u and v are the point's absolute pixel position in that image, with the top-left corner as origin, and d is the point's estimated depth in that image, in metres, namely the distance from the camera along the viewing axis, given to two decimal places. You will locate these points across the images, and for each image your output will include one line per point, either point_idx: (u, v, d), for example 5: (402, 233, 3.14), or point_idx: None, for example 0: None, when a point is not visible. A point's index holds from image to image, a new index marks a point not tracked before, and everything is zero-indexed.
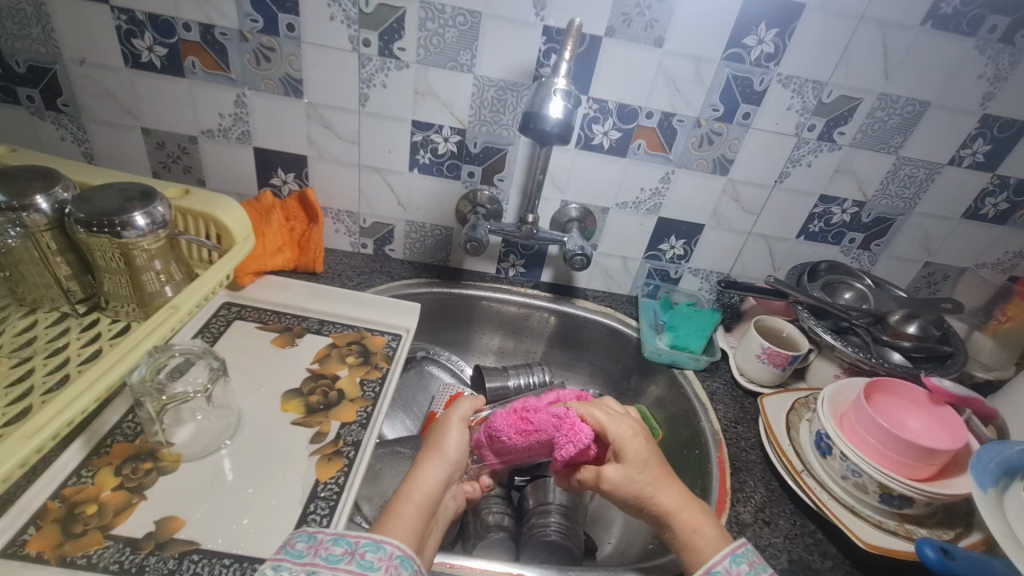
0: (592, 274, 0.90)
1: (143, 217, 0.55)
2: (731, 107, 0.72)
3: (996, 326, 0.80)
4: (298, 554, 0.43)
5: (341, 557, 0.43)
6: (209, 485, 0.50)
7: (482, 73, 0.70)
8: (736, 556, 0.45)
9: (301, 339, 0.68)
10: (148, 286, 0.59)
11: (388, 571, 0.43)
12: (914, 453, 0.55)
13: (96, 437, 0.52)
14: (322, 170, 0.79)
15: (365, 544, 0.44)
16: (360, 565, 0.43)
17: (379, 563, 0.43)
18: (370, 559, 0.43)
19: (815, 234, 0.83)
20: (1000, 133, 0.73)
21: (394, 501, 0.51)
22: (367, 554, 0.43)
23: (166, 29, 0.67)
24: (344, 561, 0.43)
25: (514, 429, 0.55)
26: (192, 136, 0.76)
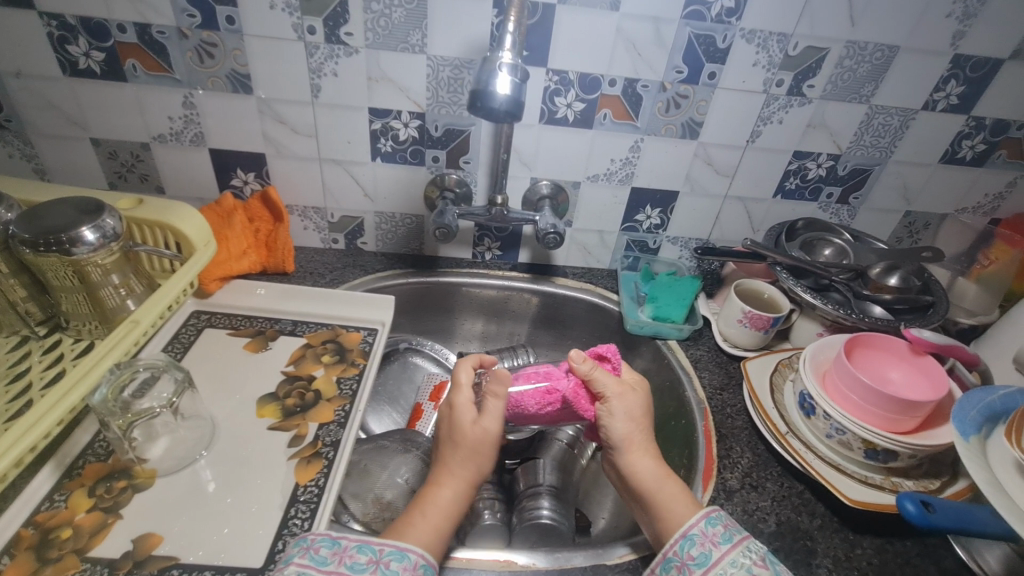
0: (569, 251, 0.88)
1: (92, 231, 0.53)
2: (696, 68, 0.70)
3: (979, 270, 0.79)
4: (322, 561, 0.44)
5: (365, 565, 0.44)
6: (186, 498, 0.50)
7: (434, 53, 0.67)
8: (710, 519, 0.49)
9: (274, 341, 0.67)
10: (108, 301, 0.57)
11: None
12: (896, 406, 0.54)
13: (67, 459, 0.51)
14: (283, 167, 0.76)
15: (391, 553, 0.46)
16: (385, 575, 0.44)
17: (404, 572, 0.45)
18: (395, 568, 0.45)
19: (792, 191, 0.82)
20: (974, 73, 0.71)
21: (416, 508, 0.51)
22: (392, 563, 0.45)
23: (100, 32, 0.64)
24: (369, 570, 0.44)
25: (538, 399, 0.53)
26: (143, 142, 0.73)
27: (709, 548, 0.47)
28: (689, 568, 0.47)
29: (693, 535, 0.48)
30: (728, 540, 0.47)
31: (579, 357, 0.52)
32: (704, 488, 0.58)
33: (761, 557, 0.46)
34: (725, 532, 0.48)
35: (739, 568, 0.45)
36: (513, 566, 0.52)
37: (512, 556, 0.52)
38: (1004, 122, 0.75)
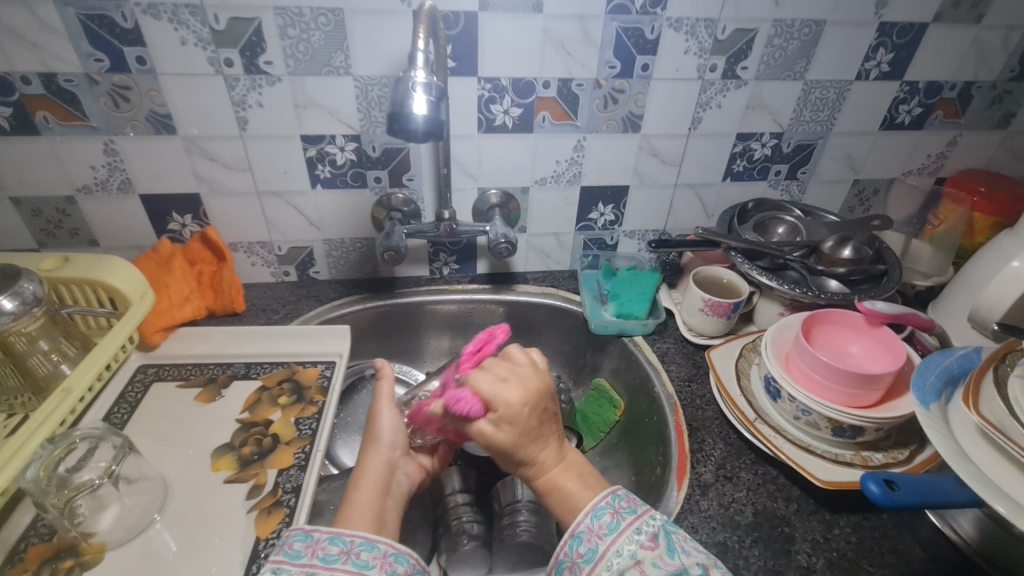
0: (528, 257, 0.87)
1: (10, 298, 0.50)
2: (628, 61, 0.69)
3: (932, 230, 0.81)
4: (296, 554, 0.44)
5: (337, 557, 0.44)
6: (140, 569, 0.47)
7: (360, 73, 0.65)
8: (597, 510, 0.47)
9: (227, 388, 0.64)
10: (38, 370, 0.54)
11: (384, 568, 0.44)
12: (856, 382, 0.54)
13: (6, 545, 0.48)
14: (220, 205, 0.74)
15: (361, 543, 0.45)
16: (356, 565, 0.43)
17: (374, 560, 0.44)
18: (365, 558, 0.44)
19: (740, 173, 0.82)
20: (901, 39, 0.71)
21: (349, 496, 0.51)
22: (363, 553, 0.44)
23: (3, 87, 0.61)
24: (340, 561, 0.43)
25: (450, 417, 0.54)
26: (68, 196, 0.70)
27: (595, 542, 0.45)
28: (579, 566, 0.45)
29: (580, 533, 0.46)
30: (615, 529, 0.46)
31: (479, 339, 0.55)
32: (678, 485, 0.58)
33: (650, 536, 0.45)
34: (613, 520, 0.46)
35: (625, 557, 0.44)
36: None
37: None
38: (936, 84, 0.76)
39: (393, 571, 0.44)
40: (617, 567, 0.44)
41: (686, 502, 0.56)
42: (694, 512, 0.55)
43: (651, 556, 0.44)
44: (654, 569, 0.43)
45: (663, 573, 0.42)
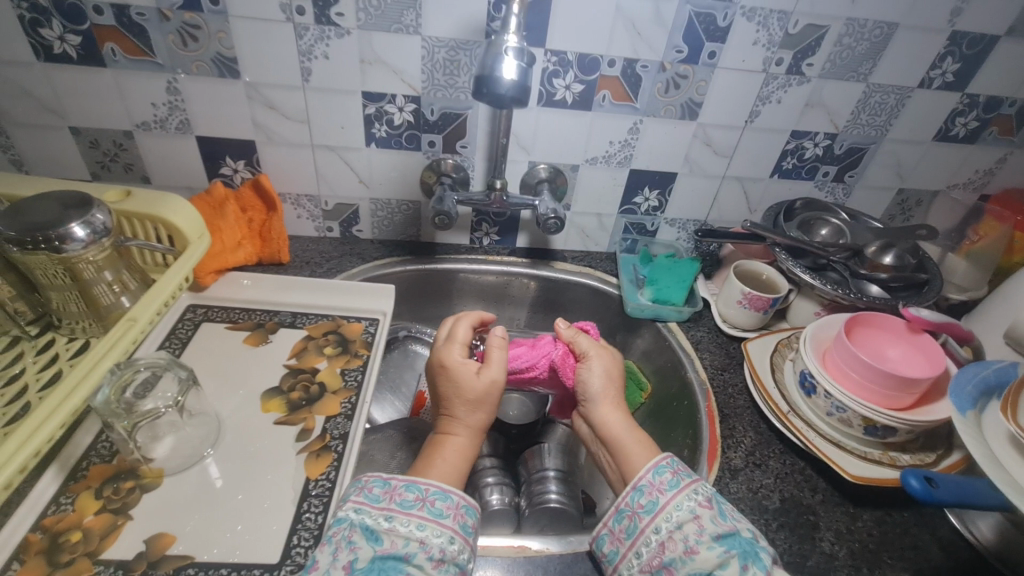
0: (568, 235, 0.88)
1: (83, 226, 0.51)
2: (695, 47, 0.69)
3: (968, 245, 0.80)
4: (376, 498, 0.46)
5: (414, 502, 0.46)
6: (197, 495, 0.49)
7: (430, 34, 0.65)
8: (659, 468, 0.50)
9: (274, 334, 0.66)
10: (102, 299, 0.56)
11: (457, 519, 0.46)
12: (895, 384, 0.55)
13: (70, 461, 0.50)
14: (273, 154, 0.74)
15: (436, 492, 0.47)
16: (431, 512, 0.45)
17: (448, 511, 0.46)
18: (440, 507, 0.46)
19: (789, 171, 0.82)
20: (969, 50, 0.71)
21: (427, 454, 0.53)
22: (437, 502, 0.46)
23: (75, 15, 0.61)
24: (416, 506, 0.46)
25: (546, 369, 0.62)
26: (126, 130, 0.71)
27: (656, 496, 0.49)
28: (640, 515, 0.49)
29: (642, 487, 0.50)
30: (675, 486, 0.49)
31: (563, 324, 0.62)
32: (709, 467, 0.60)
33: (707, 498, 0.48)
34: (673, 478, 0.49)
35: (684, 512, 0.47)
36: (528, 551, 0.52)
37: (526, 541, 0.52)
38: (996, 99, 0.76)
39: (464, 524, 0.46)
40: (677, 520, 0.47)
41: (716, 484, 0.58)
42: (723, 493, 0.57)
43: (709, 514, 0.47)
44: (710, 525, 0.46)
45: (718, 531, 0.45)
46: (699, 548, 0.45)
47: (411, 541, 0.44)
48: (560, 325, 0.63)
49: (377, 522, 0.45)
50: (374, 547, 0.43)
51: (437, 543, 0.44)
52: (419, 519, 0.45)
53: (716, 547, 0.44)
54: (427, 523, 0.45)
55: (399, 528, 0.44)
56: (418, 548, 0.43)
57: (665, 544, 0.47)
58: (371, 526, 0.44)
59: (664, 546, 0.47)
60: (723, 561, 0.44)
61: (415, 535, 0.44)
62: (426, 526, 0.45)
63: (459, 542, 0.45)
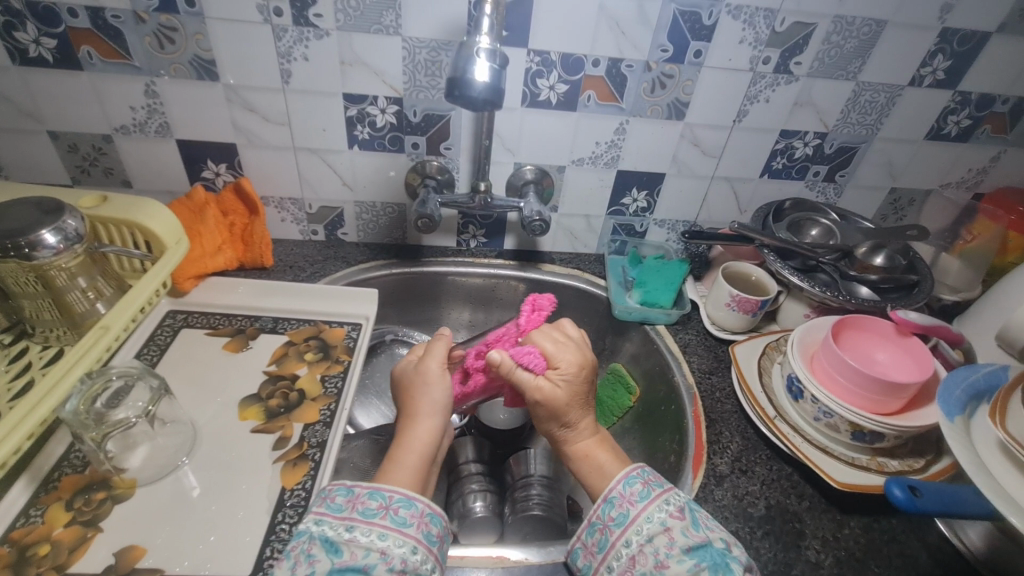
0: (556, 237, 0.87)
1: (54, 233, 0.50)
2: (681, 46, 0.67)
3: (962, 245, 0.79)
4: (337, 508, 0.45)
5: (376, 511, 0.45)
6: (170, 506, 0.48)
7: (410, 34, 0.64)
8: (630, 479, 0.49)
9: (255, 340, 0.65)
10: (76, 306, 0.55)
11: (421, 527, 0.45)
12: (882, 389, 0.54)
13: (41, 472, 0.49)
14: (255, 157, 0.73)
15: (400, 499, 0.46)
16: (394, 521, 0.45)
17: (412, 519, 0.45)
18: (403, 516, 0.45)
19: (779, 171, 0.81)
20: (960, 47, 0.70)
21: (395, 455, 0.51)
22: (400, 510, 0.45)
23: (49, 18, 0.60)
24: (379, 516, 0.45)
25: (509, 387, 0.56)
26: (105, 134, 0.70)
27: (627, 508, 0.48)
28: (610, 529, 0.48)
29: (612, 498, 0.49)
30: (645, 497, 0.48)
31: (510, 325, 0.57)
32: (694, 474, 0.59)
33: (678, 507, 0.47)
34: (644, 490, 0.49)
35: (654, 523, 0.46)
36: (506, 561, 0.51)
37: (505, 552, 0.52)
38: (989, 97, 0.75)
39: (427, 533, 0.45)
40: (647, 533, 0.46)
41: (700, 491, 0.57)
42: (708, 500, 0.56)
43: (679, 525, 0.46)
44: (681, 537, 0.45)
45: (689, 543, 0.45)
46: (669, 562, 0.44)
47: (371, 551, 0.43)
48: (510, 323, 0.58)
49: (338, 533, 0.43)
50: (332, 559, 0.42)
51: (399, 552, 0.43)
52: (381, 529, 0.44)
53: (687, 560, 0.44)
54: (389, 533, 0.44)
55: (360, 539, 0.43)
56: (377, 559, 0.42)
57: (636, 558, 0.46)
58: (331, 537, 0.43)
59: (633, 560, 0.46)
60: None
61: (376, 545, 0.43)
62: (388, 535, 0.44)
63: (421, 551, 0.44)
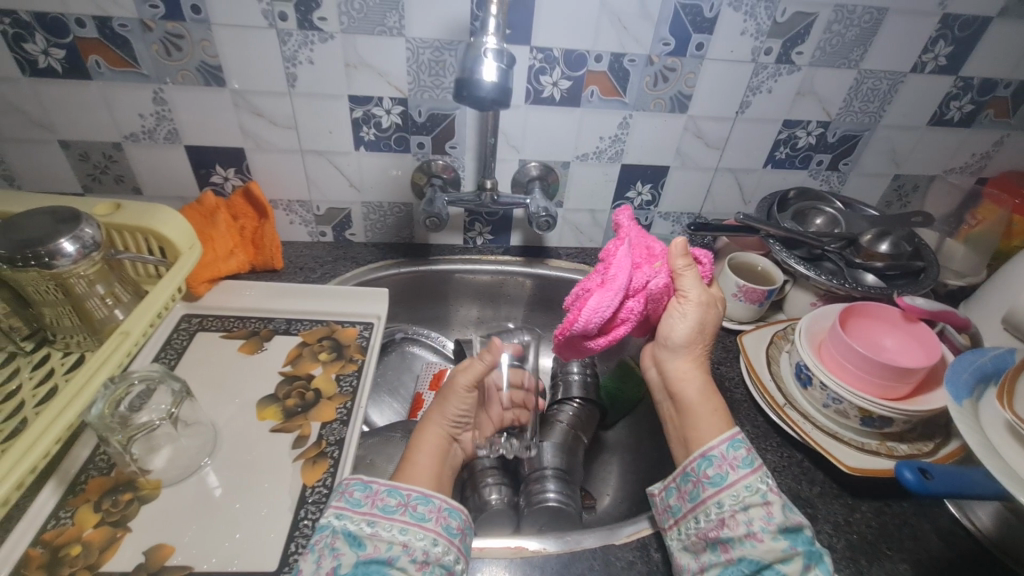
0: (562, 232, 0.88)
1: (72, 242, 0.51)
2: (683, 39, 0.68)
3: (967, 230, 0.79)
4: (357, 503, 0.46)
5: (395, 508, 0.46)
6: (194, 506, 0.50)
7: (413, 35, 0.65)
8: (733, 442, 0.51)
9: (269, 341, 0.66)
10: (95, 313, 0.56)
11: (440, 522, 0.46)
12: (891, 374, 0.55)
13: (68, 475, 0.50)
14: (263, 161, 0.74)
15: (418, 497, 0.47)
16: (414, 517, 0.46)
17: (431, 514, 0.46)
18: (423, 511, 0.46)
19: (782, 161, 0.81)
20: (962, 32, 0.70)
21: (424, 454, 0.54)
22: (419, 507, 0.47)
23: (57, 28, 0.61)
24: (399, 512, 0.46)
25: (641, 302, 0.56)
26: (115, 142, 0.71)
27: (726, 470, 0.49)
28: (704, 485, 0.50)
29: (711, 457, 0.50)
30: (748, 465, 0.49)
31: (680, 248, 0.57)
32: None
33: (778, 484, 0.48)
34: (747, 457, 0.50)
35: (754, 494, 0.47)
36: (524, 551, 0.52)
37: (523, 542, 0.53)
38: (991, 82, 0.75)
39: (447, 526, 0.46)
40: (743, 501, 0.47)
41: None
42: None
43: (779, 502, 0.47)
44: (779, 514, 0.46)
45: (786, 523, 0.46)
46: (762, 536, 0.45)
47: (394, 545, 0.44)
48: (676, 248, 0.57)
49: (360, 527, 0.45)
50: (356, 552, 0.43)
51: (421, 545, 0.44)
52: (402, 524, 0.45)
53: (780, 540, 0.45)
54: (409, 527, 0.45)
55: (382, 533, 0.44)
56: (400, 552, 0.44)
57: (725, 521, 0.47)
58: (354, 531, 0.44)
59: (721, 522, 0.47)
60: (787, 556, 0.44)
61: (398, 539, 0.44)
62: (408, 530, 0.45)
63: (443, 543, 0.45)
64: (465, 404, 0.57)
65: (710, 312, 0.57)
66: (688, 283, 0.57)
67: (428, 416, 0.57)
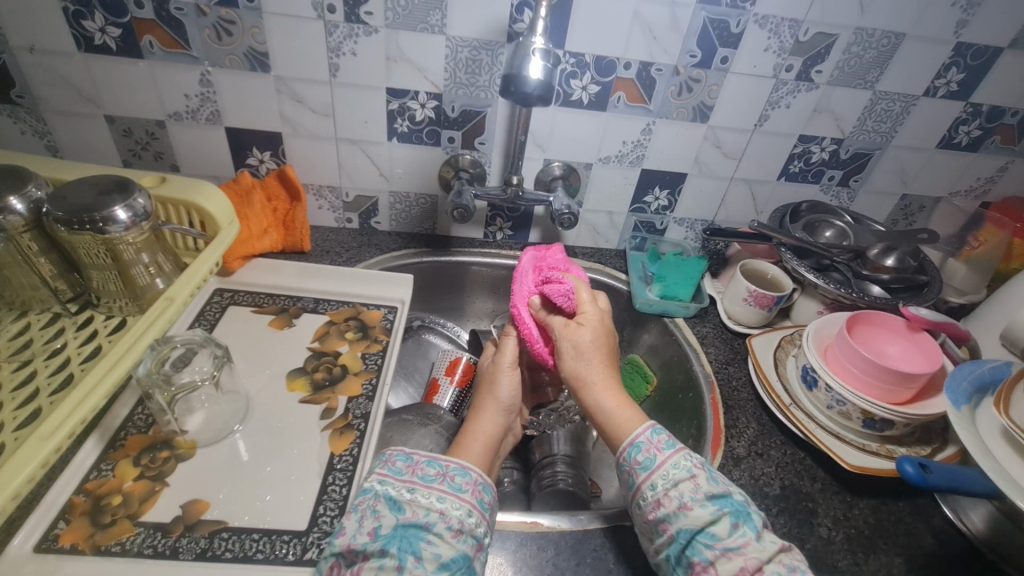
0: (579, 232, 0.91)
1: (124, 210, 0.54)
2: (709, 52, 0.71)
3: (969, 251, 0.83)
4: (398, 471, 0.49)
5: (435, 477, 0.49)
6: (228, 466, 0.52)
7: (453, 34, 0.68)
8: (657, 429, 0.51)
9: (298, 318, 0.69)
10: (139, 279, 0.58)
11: (474, 494, 0.49)
12: (894, 378, 0.58)
13: (109, 431, 0.53)
14: (299, 146, 0.77)
15: (456, 469, 0.50)
16: (452, 487, 0.48)
17: (467, 486, 0.49)
18: (460, 483, 0.49)
19: (795, 174, 0.84)
20: (974, 61, 0.73)
21: (446, 429, 0.57)
22: (458, 478, 0.49)
23: (116, 8, 0.64)
24: (437, 481, 0.48)
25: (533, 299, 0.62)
26: (158, 120, 0.73)
27: (654, 453, 0.49)
28: (637, 472, 0.49)
29: (639, 443, 0.50)
30: (672, 446, 0.50)
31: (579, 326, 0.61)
32: (713, 454, 0.62)
33: (699, 462, 0.49)
34: (670, 440, 0.50)
35: (681, 470, 0.48)
36: (539, 527, 0.54)
37: (538, 518, 0.55)
38: (999, 109, 0.78)
39: (481, 499, 0.49)
40: (673, 478, 0.48)
41: (719, 470, 0.61)
42: (727, 479, 0.60)
43: (703, 474, 0.47)
44: (705, 483, 0.47)
45: (712, 490, 0.46)
46: (692, 505, 0.46)
47: (431, 511, 0.46)
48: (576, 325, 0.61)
49: (400, 493, 0.47)
50: (396, 515, 0.45)
51: (456, 513, 0.46)
52: (439, 492, 0.47)
53: (710, 505, 0.45)
54: (447, 496, 0.47)
55: (420, 499, 0.47)
56: (437, 518, 0.46)
57: (661, 500, 0.47)
58: (394, 496, 0.47)
59: (659, 502, 0.47)
60: (718, 519, 0.45)
61: (436, 506, 0.46)
62: (446, 499, 0.47)
63: (476, 515, 0.47)
64: (514, 383, 0.61)
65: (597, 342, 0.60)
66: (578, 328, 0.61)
67: (483, 403, 0.60)
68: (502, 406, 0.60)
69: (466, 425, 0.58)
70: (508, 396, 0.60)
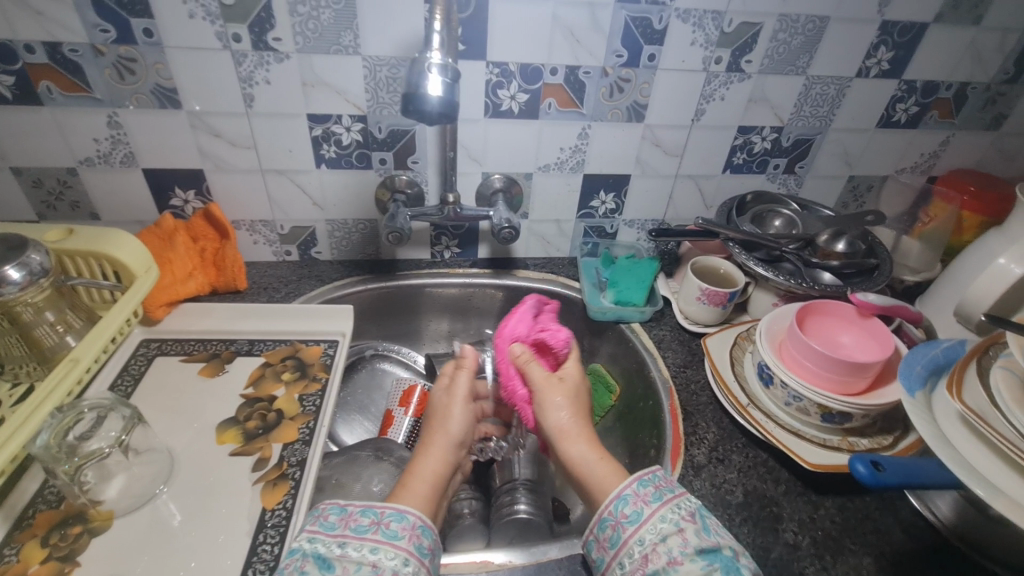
0: (528, 243, 0.88)
1: (18, 268, 0.50)
2: (635, 51, 0.69)
3: (921, 227, 0.82)
4: (331, 526, 0.46)
5: (368, 527, 0.45)
6: (147, 535, 0.48)
7: (369, 53, 0.65)
8: (642, 480, 0.49)
9: (230, 363, 0.65)
10: (44, 340, 0.55)
11: (412, 540, 0.46)
12: (847, 369, 0.56)
13: (15, 511, 0.49)
14: (224, 181, 0.74)
15: (391, 514, 0.47)
16: (386, 535, 0.45)
17: (403, 532, 0.46)
18: (395, 529, 0.46)
19: (740, 166, 0.83)
20: (902, 38, 0.73)
21: (406, 478, 0.52)
22: (392, 524, 0.46)
23: (6, 54, 0.60)
24: (370, 531, 0.45)
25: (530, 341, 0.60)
26: (69, 168, 0.70)
27: (641, 506, 0.47)
28: (623, 525, 0.46)
29: (626, 495, 0.47)
30: (659, 498, 0.47)
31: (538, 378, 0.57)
32: (673, 465, 0.60)
33: (688, 512, 0.46)
34: (656, 491, 0.48)
35: (668, 524, 0.45)
36: (490, 565, 0.51)
37: (489, 557, 0.52)
38: (933, 84, 0.78)
39: (420, 545, 0.46)
40: (660, 532, 0.45)
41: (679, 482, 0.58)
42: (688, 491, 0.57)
43: (691, 527, 0.45)
44: (694, 537, 0.44)
45: (701, 544, 0.43)
46: (682, 559, 0.43)
47: (363, 565, 0.43)
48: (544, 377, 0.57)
49: (330, 550, 0.44)
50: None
51: (391, 564, 0.43)
52: (373, 543, 0.44)
53: (698, 560, 0.43)
54: (381, 546, 0.44)
55: (352, 554, 0.43)
56: (369, 572, 0.42)
57: (648, 556, 0.44)
58: (324, 554, 0.43)
59: (646, 558, 0.44)
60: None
61: (368, 559, 0.43)
62: (380, 549, 0.44)
63: (414, 563, 0.44)
64: (466, 418, 0.57)
65: (560, 387, 0.56)
66: (537, 373, 0.57)
67: (433, 437, 0.55)
68: (455, 442, 0.55)
69: (413, 462, 0.54)
70: (458, 430, 0.56)
